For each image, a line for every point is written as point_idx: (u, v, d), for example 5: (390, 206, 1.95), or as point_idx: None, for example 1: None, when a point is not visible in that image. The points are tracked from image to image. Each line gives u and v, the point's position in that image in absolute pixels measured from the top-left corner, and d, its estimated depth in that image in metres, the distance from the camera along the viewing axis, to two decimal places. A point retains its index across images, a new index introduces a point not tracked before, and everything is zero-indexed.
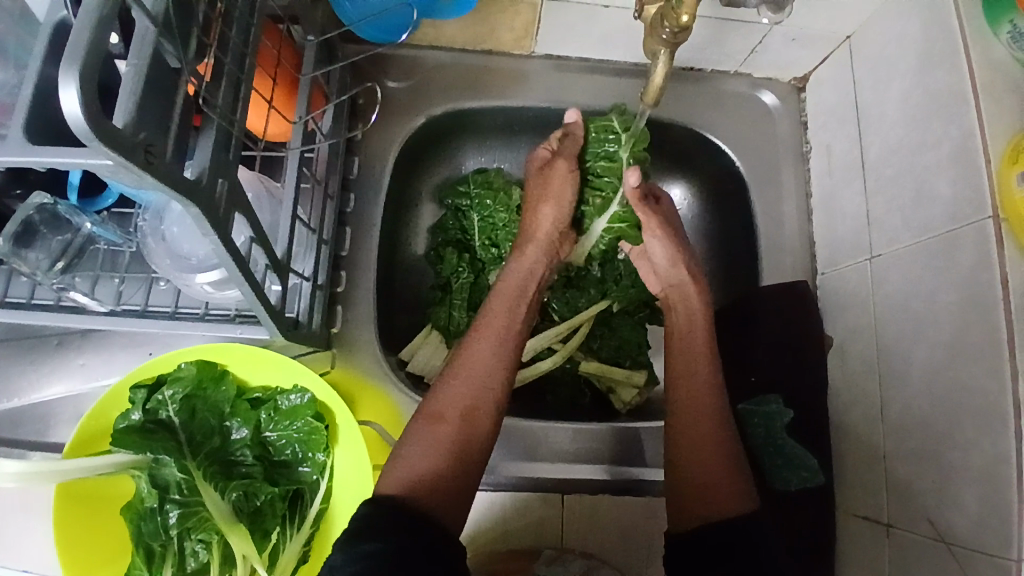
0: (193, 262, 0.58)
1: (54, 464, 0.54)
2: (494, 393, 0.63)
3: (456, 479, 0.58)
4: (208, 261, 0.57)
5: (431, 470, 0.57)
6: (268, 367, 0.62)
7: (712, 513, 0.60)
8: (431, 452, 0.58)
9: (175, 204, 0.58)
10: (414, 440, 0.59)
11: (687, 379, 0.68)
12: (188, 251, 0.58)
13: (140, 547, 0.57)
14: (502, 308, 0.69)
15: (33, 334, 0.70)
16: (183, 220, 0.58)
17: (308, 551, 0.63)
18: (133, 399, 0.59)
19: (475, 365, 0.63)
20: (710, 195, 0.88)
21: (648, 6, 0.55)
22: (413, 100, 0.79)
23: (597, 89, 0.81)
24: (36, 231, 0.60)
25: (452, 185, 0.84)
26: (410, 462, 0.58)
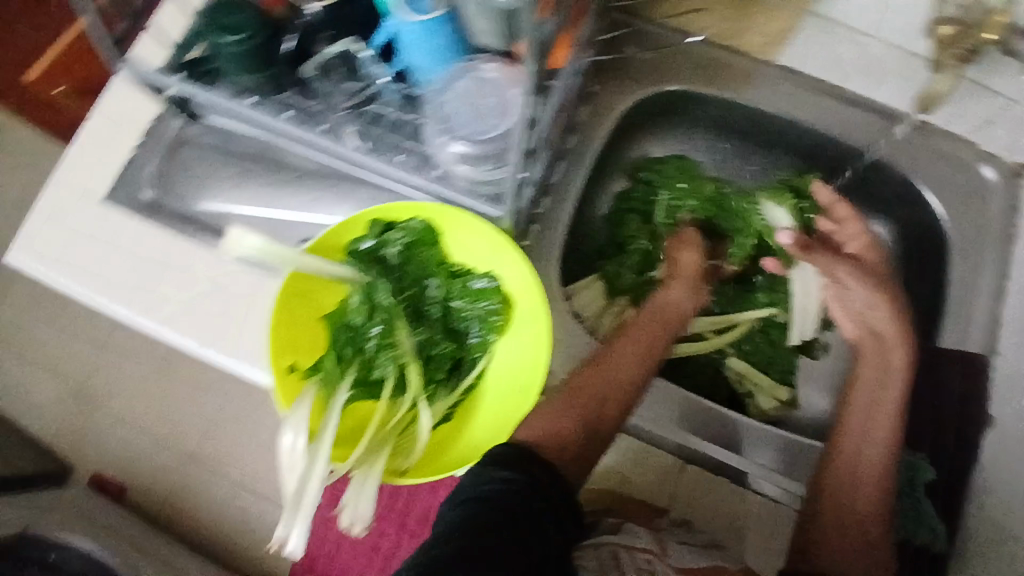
0: (460, 130, 0.64)
1: (291, 254, 0.63)
2: (628, 390, 0.66)
3: (578, 448, 0.65)
4: (476, 136, 0.64)
5: (557, 434, 0.64)
6: (473, 248, 0.68)
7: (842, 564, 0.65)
8: (562, 419, 0.65)
9: (482, 65, 0.64)
10: (549, 404, 0.66)
11: (854, 453, 0.68)
12: (460, 120, 0.64)
13: (336, 347, 0.64)
14: (649, 325, 0.72)
15: (274, 160, 0.80)
16: (479, 81, 0.64)
17: (452, 415, 0.70)
18: (368, 229, 0.66)
19: (617, 362, 0.67)
20: (901, 246, 0.87)
21: (942, 27, 0.78)
22: (653, 70, 0.83)
23: (828, 111, 0.81)
24: (336, 71, 0.70)
25: (650, 162, 0.87)
26: (541, 423, 0.65)
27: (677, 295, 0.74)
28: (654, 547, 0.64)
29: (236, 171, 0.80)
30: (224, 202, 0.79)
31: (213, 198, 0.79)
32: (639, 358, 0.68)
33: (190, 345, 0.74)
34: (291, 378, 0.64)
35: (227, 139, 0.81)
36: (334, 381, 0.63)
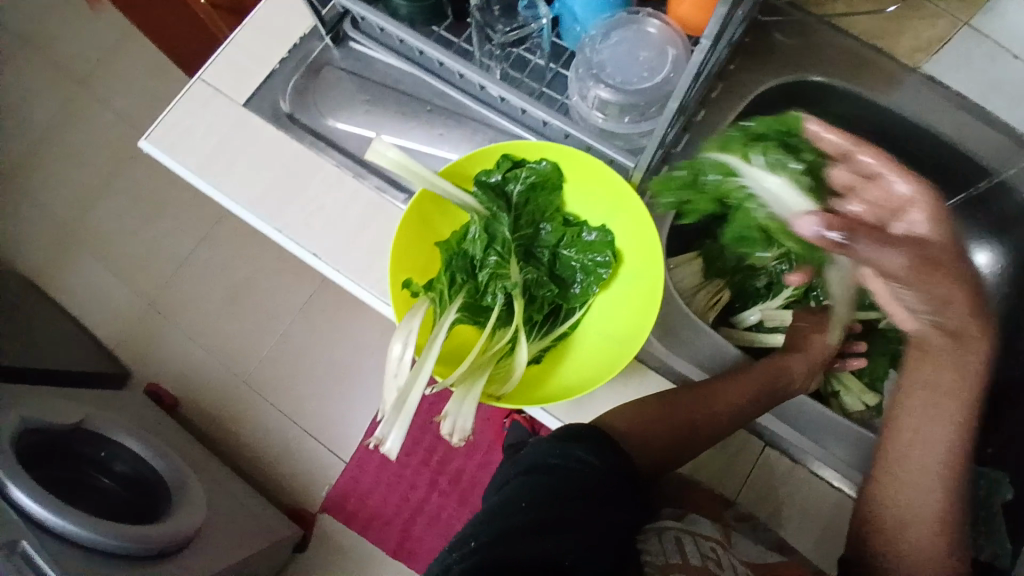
0: (613, 81, 0.64)
1: (425, 175, 0.65)
2: (716, 422, 0.72)
3: (655, 443, 0.70)
4: (623, 86, 0.64)
5: (643, 432, 0.69)
6: (591, 199, 0.70)
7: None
8: (653, 419, 0.70)
9: (646, 19, 0.65)
10: (648, 405, 0.70)
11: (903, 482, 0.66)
12: (611, 67, 0.65)
13: (448, 273, 0.66)
14: (767, 375, 0.74)
15: (404, 92, 0.83)
16: (638, 34, 0.65)
17: (539, 359, 0.71)
18: (495, 163, 0.68)
19: (727, 395, 0.72)
20: (1010, 273, 0.85)
21: None
22: (792, 59, 0.82)
23: (964, 127, 0.81)
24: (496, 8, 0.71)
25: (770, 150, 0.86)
26: (638, 412, 0.69)
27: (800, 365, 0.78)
28: (717, 536, 0.68)
29: (369, 97, 0.83)
30: (350, 122, 0.83)
31: (339, 118, 0.83)
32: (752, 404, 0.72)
33: (301, 250, 0.78)
34: None
35: (366, 65, 0.84)
36: (445, 302, 0.66)
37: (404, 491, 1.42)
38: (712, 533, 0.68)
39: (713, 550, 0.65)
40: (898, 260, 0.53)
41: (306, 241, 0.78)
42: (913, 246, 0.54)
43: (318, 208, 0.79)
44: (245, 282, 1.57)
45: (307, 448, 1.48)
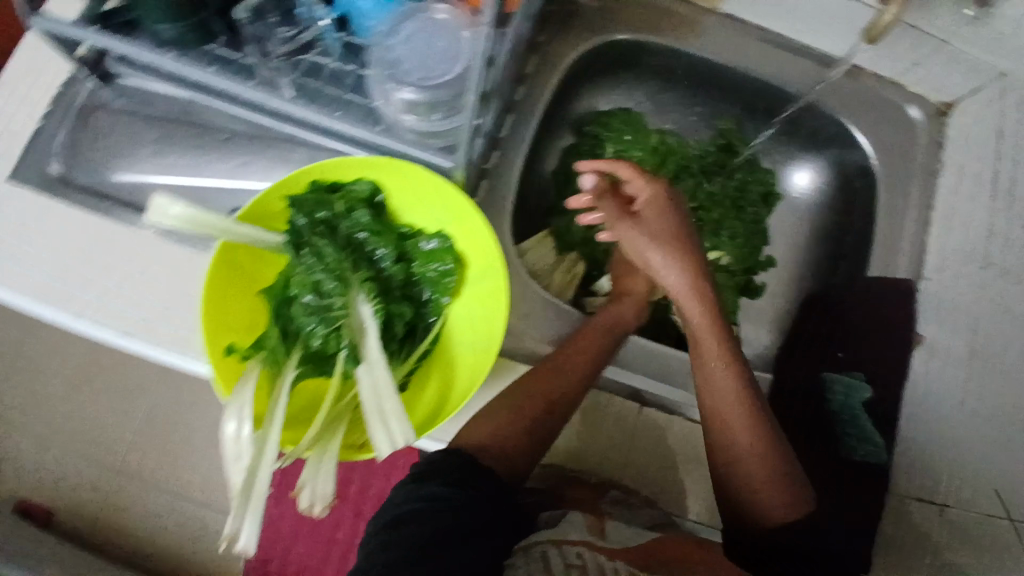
0: (411, 79, 0.60)
1: (225, 225, 0.59)
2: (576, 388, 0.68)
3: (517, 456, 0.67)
4: (425, 82, 0.60)
5: (496, 444, 0.66)
6: (421, 207, 0.66)
7: (772, 516, 0.66)
8: (505, 425, 0.67)
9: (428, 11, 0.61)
10: (492, 414, 0.68)
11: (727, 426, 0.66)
12: (407, 65, 0.61)
13: (279, 323, 0.61)
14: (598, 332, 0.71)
15: (197, 123, 0.74)
16: (423, 29, 0.61)
17: (406, 384, 0.68)
18: (289, 197, 0.61)
19: (558, 365, 0.68)
20: (832, 188, 0.91)
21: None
22: (598, 19, 0.81)
23: (768, 59, 0.83)
24: (267, 15, 0.65)
25: (596, 116, 0.88)
26: (485, 425, 0.67)
27: (625, 308, 0.77)
28: (587, 538, 0.62)
29: (154, 137, 0.73)
30: (135, 171, 0.72)
31: (120, 169, 0.72)
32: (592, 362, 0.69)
33: (103, 331, 0.67)
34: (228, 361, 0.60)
35: (145, 103, 0.74)
36: (280, 358, 0.60)
37: (327, 532, 1.34)
38: (582, 536, 0.62)
39: (580, 556, 0.58)
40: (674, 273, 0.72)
41: (110, 321, 0.67)
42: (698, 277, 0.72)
43: (116, 278, 0.68)
44: (94, 357, 1.39)
45: (207, 523, 1.35)
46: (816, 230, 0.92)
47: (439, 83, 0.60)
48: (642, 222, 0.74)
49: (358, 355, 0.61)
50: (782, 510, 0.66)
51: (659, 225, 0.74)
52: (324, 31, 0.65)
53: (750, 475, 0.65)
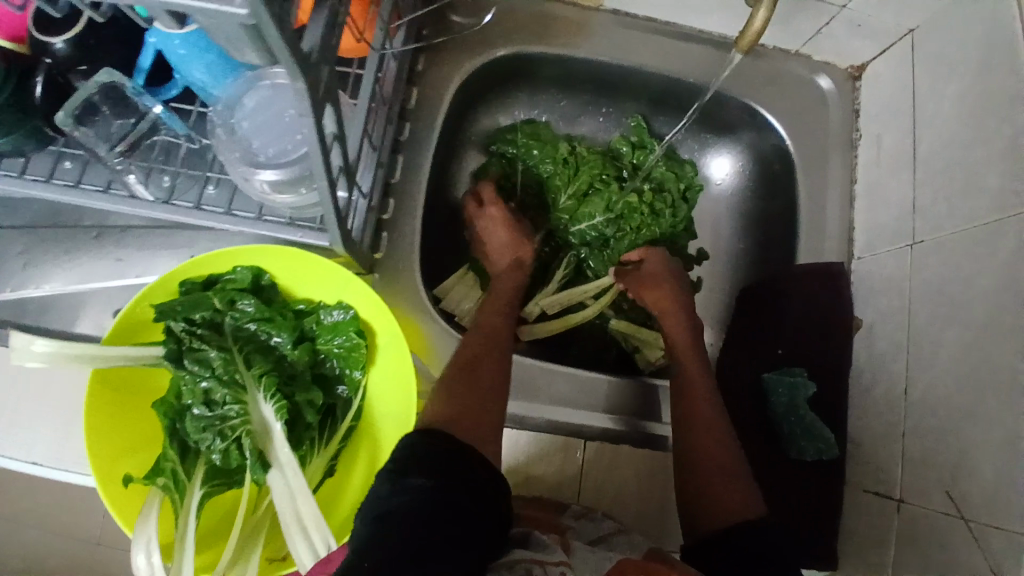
0: (261, 158, 0.55)
1: (93, 349, 0.55)
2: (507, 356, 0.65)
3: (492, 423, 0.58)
4: (278, 159, 0.55)
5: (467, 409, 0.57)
6: (314, 279, 0.62)
7: (728, 515, 0.59)
8: (463, 392, 0.58)
9: (261, 85, 0.56)
10: (448, 390, 0.59)
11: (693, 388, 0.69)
12: (257, 141, 0.56)
13: (175, 441, 0.56)
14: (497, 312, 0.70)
15: (73, 224, 0.69)
16: (259, 104, 0.56)
17: (333, 467, 0.64)
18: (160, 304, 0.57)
19: (473, 344, 0.65)
20: (754, 173, 0.88)
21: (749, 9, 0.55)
22: (478, 38, 0.77)
23: (663, 53, 0.79)
24: (98, 109, 0.59)
25: (500, 132, 0.82)
26: (435, 406, 0.57)
27: (508, 281, 0.75)
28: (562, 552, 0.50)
29: (20, 247, 0.68)
30: (15, 288, 0.67)
31: (2, 287, 0.67)
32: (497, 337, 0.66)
33: (14, 464, 0.62)
34: (126, 495, 0.57)
35: (9, 210, 0.68)
36: (182, 483, 0.55)
37: None
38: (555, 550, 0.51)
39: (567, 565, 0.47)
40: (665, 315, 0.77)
41: (21, 453, 0.62)
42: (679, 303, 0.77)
43: (14, 406, 0.62)
44: None
45: None
46: (745, 216, 0.90)
47: (292, 157, 0.55)
48: (652, 276, 0.78)
49: (267, 460, 0.57)
50: (742, 513, 0.59)
51: (664, 280, 0.78)
52: (162, 114, 0.61)
53: (706, 480, 0.62)
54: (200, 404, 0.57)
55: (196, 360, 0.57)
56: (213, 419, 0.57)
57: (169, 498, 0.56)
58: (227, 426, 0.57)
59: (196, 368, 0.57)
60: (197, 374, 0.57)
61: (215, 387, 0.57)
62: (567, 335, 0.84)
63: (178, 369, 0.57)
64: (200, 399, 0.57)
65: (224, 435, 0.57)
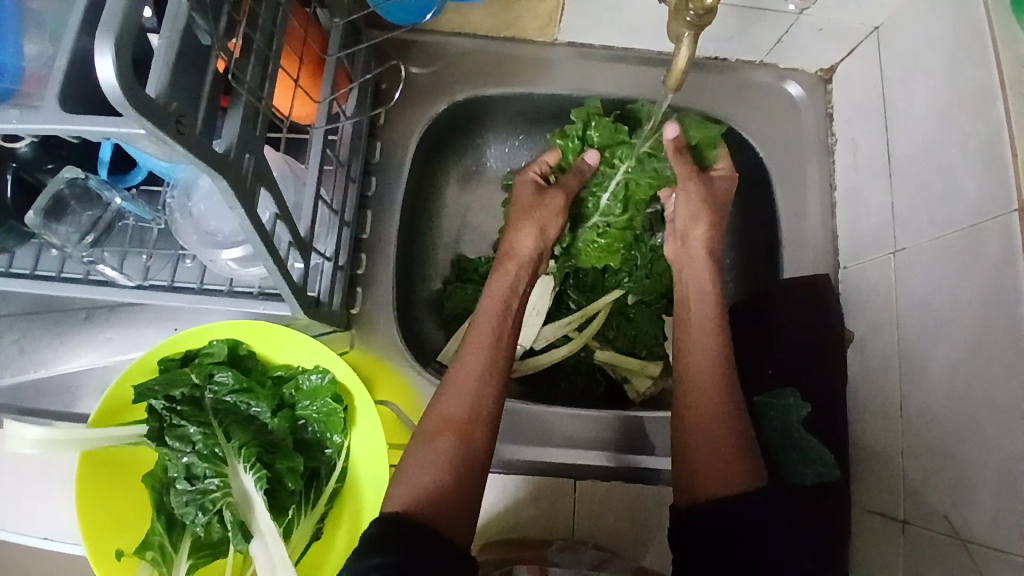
0: (219, 238, 0.59)
1: (79, 433, 0.58)
2: (488, 400, 0.61)
3: (460, 493, 0.57)
4: (233, 238, 0.59)
5: (433, 484, 0.56)
6: (290, 345, 0.64)
7: (725, 478, 0.59)
8: (430, 463, 0.58)
9: (204, 180, 0.59)
10: (417, 456, 0.58)
11: (700, 390, 0.64)
12: (212, 223, 0.60)
13: (162, 514, 0.59)
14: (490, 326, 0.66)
15: (61, 308, 0.72)
16: (212, 196, 0.59)
17: (320, 529, 0.65)
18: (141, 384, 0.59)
19: (458, 384, 0.62)
20: (733, 187, 0.86)
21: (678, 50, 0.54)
22: (436, 86, 0.78)
23: (620, 78, 0.79)
24: (67, 204, 0.62)
25: None
26: (414, 477, 0.57)
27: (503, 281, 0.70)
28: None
29: (16, 334, 0.72)
30: (15, 372, 0.71)
31: (1, 374, 0.71)
32: (482, 374, 0.62)
33: (25, 540, 0.67)
34: (118, 567, 0.60)
35: (3, 300, 0.72)
36: (168, 557, 0.59)
37: None
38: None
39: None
40: (699, 226, 0.72)
41: (29, 530, 0.67)
42: (716, 219, 0.73)
43: (22, 486, 0.68)
44: None
45: None
46: (727, 230, 0.88)
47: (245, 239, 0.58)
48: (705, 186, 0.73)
49: (249, 530, 0.59)
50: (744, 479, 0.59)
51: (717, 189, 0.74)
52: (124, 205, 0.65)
53: (703, 449, 0.61)
54: (182, 481, 0.59)
55: (177, 437, 0.59)
56: (193, 497, 0.58)
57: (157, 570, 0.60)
58: (208, 499, 0.58)
59: (176, 445, 0.59)
60: (177, 452, 0.59)
61: (197, 464, 0.58)
62: (553, 372, 0.84)
63: (163, 446, 0.59)
64: (181, 476, 0.59)
65: (205, 511, 0.59)
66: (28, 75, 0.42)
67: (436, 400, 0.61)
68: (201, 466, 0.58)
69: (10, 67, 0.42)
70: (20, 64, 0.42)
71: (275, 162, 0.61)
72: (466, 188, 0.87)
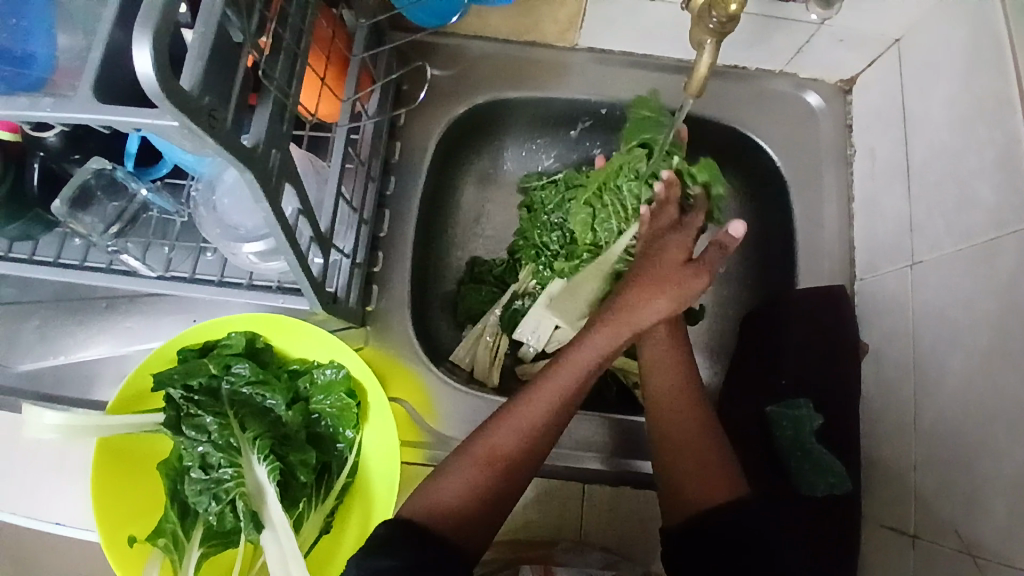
0: (241, 232, 0.60)
1: (98, 419, 0.59)
2: (544, 439, 0.59)
3: (485, 521, 0.57)
4: (255, 232, 0.60)
5: (461, 509, 0.56)
6: (306, 340, 0.65)
7: (705, 499, 0.59)
8: (466, 492, 0.57)
9: (229, 175, 0.60)
10: (456, 477, 0.57)
11: (666, 408, 0.64)
12: (234, 217, 0.61)
13: (175, 502, 0.60)
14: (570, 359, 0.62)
15: (83, 297, 0.74)
16: (235, 190, 0.60)
17: (330, 523, 0.66)
18: (160, 373, 0.60)
19: (524, 419, 0.59)
20: (748, 196, 0.86)
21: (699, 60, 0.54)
22: (456, 88, 0.79)
23: (639, 83, 0.80)
24: (93, 194, 0.63)
25: (538, 176, 0.86)
26: (443, 493, 0.57)
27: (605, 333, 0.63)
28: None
29: (38, 322, 0.73)
30: (36, 359, 0.72)
31: (23, 360, 0.72)
32: (548, 413, 0.60)
33: (39, 523, 0.69)
34: (130, 553, 0.61)
35: (27, 288, 0.74)
36: (181, 545, 0.59)
37: None
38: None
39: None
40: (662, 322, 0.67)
41: (44, 515, 0.68)
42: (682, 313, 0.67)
43: (39, 471, 0.69)
44: None
45: None
46: (742, 238, 0.88)
47: (266, 234, 0.59)
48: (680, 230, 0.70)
49: (262, 521, 0.60)
50: (725, 494, 0.59)
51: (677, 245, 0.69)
52: (149, 196, 0.66)
53: (681, 463, 0.61)
54: (197, 470, 0.59)
55: (193, 427, 0.59)
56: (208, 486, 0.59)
57: (169, 557, 0.60)
58: (223, 489, 0.59)
59: (192, 435, 0.59)
60: (192, 442, 0.59)
61: (212, 455, 0.59)
62: None
63: (179, 435, 0.60)
64: (196, 465, 0.59)
65: (218, 501, 0.59)
66: (58, 67, 0.44)
67: (486, 427, 0.59)
68: (216, 456, 0.59)
69: (41, 57, 0.44)
70: (52, 56, 0.44)
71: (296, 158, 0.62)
72: (483, 189, 0.88)
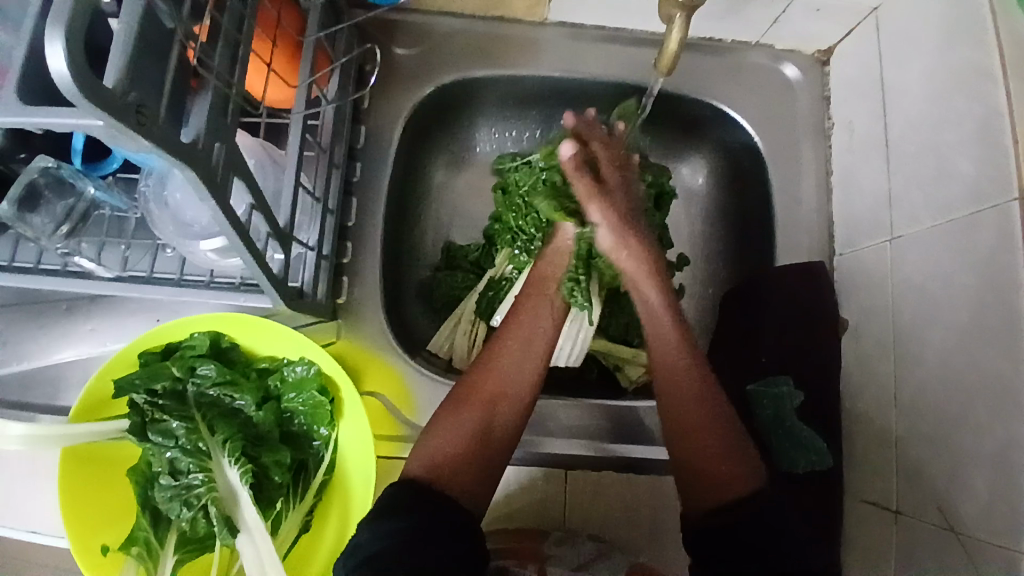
0: (196, 229, 0.58)
1: (61, 428, 0.57)
2: (526, 379, 0.62)
3: (482, 463, 0.59)
4: (211, 228, 0.57)
5: (453, 452, 0.59)
6: (273, 338, 0.63)
7: (721, 486, 0.59)
8: (453, 434, 0.59)
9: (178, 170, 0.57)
10: (442, 423, 0.60)
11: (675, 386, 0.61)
12: (189, 213, 0.58)
13: (146, 509, 0.59)
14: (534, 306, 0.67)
15: (39, 300, 0.71)
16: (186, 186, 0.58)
17: (308, 521, 0.64)
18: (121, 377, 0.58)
19: (497, 360, 0.63)
20: (726, 172, 0.85)
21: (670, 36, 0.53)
22: (421, 69, 0.76)
23: (612, 59, 0.77)
24: (40, 194, 0.60)
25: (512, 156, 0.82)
26: (437, 443, 0.59)
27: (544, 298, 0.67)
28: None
29: None
30: None
31: None
32: (521, 353, 0.63)
33: (13, 533, 0.67)
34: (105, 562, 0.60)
35: None
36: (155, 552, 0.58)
37: None
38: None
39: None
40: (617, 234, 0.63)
41: (14, 524, 0.67)
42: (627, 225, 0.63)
43: (6, 480, 0.67)
44: None
45: None
46: (721, 215, 0.86)
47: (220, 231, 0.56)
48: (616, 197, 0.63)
49: (236, 525, 0.59)
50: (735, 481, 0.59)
51: (632, 198, 0.65)
52: (98, 194, 0.63)
53: (688, 447, 0.60)
54: (166, 476, 0.58)
55: (159, 433, 0.58)
56: (178, 492, 0.58)
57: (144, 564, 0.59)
58: (194, 493, 0.58)
59: (159, 440, 0.58)
60: (160, 447, 0.58)
61: (180, 460, 0.57)
62: None
63: (145, 441, 0.58)
64: (165, 470, 0.58)
65: (190, 507, 0.58)
66: None
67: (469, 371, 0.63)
68: (184, 462, 0.57)
69: None
70: None
71: (246, 149, 0.59)
72: (455, 173, 0.86)
